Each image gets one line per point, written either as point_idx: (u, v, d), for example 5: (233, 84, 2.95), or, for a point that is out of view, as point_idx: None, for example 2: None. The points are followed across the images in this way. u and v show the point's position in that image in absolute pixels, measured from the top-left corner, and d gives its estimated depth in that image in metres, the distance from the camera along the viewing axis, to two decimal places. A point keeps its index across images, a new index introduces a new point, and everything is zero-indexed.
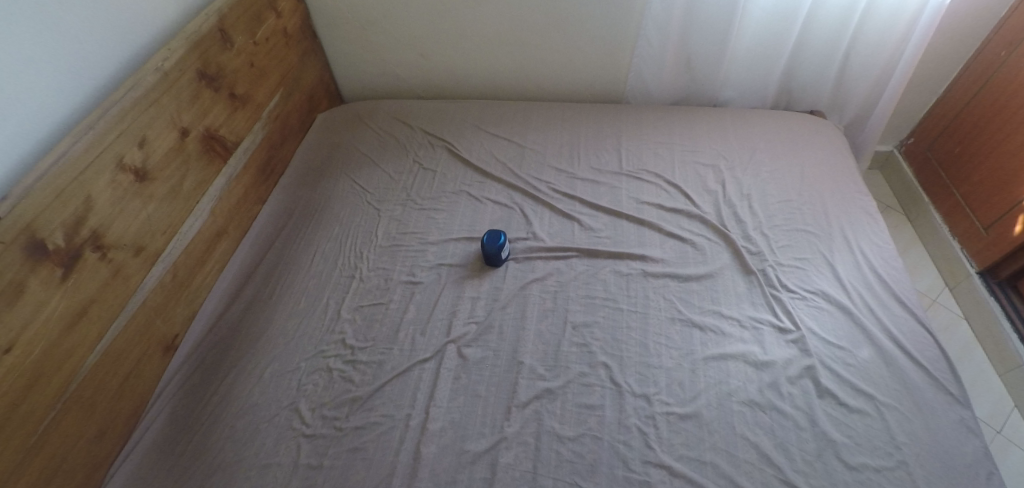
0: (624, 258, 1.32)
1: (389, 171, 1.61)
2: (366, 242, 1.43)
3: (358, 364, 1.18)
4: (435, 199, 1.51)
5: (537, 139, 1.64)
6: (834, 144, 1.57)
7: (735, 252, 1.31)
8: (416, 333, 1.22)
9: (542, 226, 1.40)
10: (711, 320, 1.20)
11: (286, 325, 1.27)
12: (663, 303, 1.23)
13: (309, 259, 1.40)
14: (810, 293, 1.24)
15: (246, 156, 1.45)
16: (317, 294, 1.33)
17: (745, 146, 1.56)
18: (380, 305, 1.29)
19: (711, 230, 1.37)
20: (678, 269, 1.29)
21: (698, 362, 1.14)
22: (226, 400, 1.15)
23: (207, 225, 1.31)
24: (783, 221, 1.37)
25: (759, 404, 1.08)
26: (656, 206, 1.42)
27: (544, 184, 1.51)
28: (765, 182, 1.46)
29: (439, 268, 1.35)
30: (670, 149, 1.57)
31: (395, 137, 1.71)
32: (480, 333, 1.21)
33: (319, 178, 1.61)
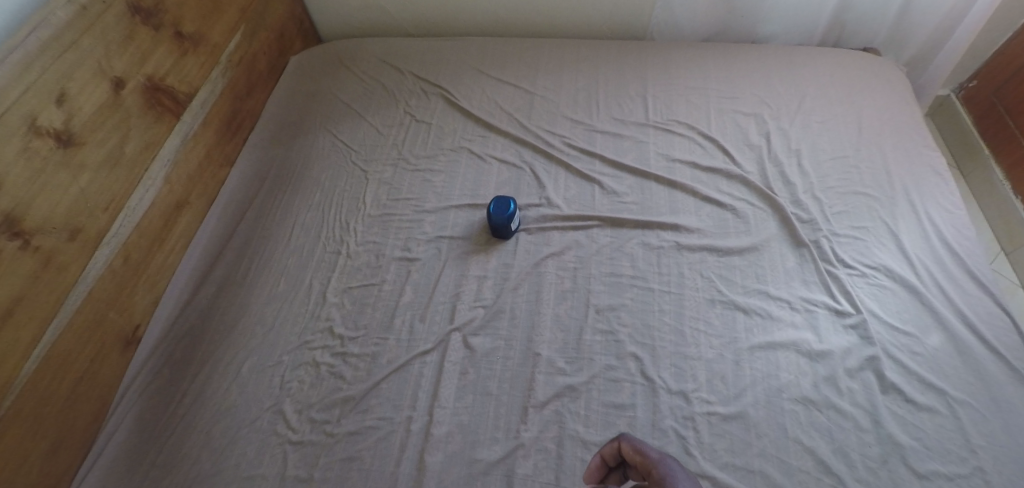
0: (654, 228, 1.13)
1: (377, 124, 1.38)
2: (353, 211, 1.23)
3: (349, 357, 1.02)
4: (431, 157, 1.31)
5: (548, 84, 1.40)
6: (895, 88, 1.35)
7: (783, 220, 1.13)
8: (414, 319, 1.06)
9: (557, 191, 1.21)
10: (756, 302, 1.03)
11: (265, 312, 1.10)
12: (700, 281, 1.06)
13: (289, 232, 1.21)
14: (870, 269, 1.07)
15: (206, 110, 1.23)
16: (299, 274, 1.15)
17: (792, 92, 1.34)
18: (371, 286, 1.11)
19: (755, 194, 1.18)
20: (717, 241, 1.11)
21: (742, 352, 0.98)
22: (200, 401, 1.00)
23: (164, 196, 1.12)
24: (839, 183, 1.19)
25: (814, 401, 0.93)
26: (689, 165, 1.23)
27: (558, 138, 1.29)
28: (815, 135, 1.26)
29: (439, 242, 1.16)
30: (704, 96, 1.35)
31: (382, 83, 1.47)
32: (488, 319, 1.04)
33: (297, 135, 1.39)
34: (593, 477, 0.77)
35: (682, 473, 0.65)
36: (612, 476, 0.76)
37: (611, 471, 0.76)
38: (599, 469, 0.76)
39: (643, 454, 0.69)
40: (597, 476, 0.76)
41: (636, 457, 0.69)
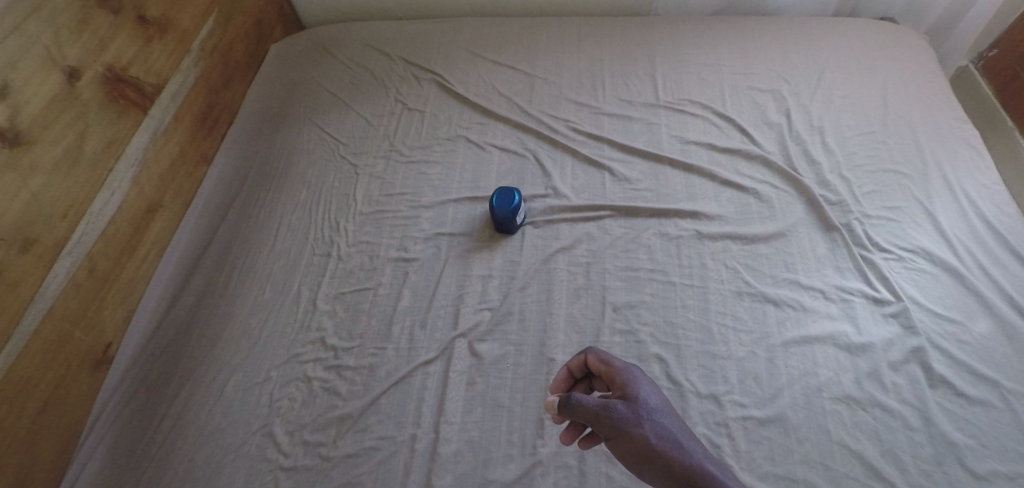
0: (671, 216, 1.04)
1: (365, 114, 1.28)
2: (342, 209, 1.13)
3: (344, 371, 0.93)
4: (425, 148, 1.21)
5: (548, 66, 1.31)
6: (920, 58, 1.26)
7: (810, 203, 1.04)
8: (414, 326, 0.96)
9: (563, 180, 1.11)
10: (787, 293, 0.95)
11: (249, 324, 1.00)
12: (725, 273, 0.97)
13: (273, 235, 1.11)
14: (907, 252, 0.99)
15: (177, 104, 1.12)
16: (286, 280, 1.05)
17: (810, 66, 1.26)
18: (365, 291, 1.02)
19: (778, 175, 1.09)
20: (740, 228, 1.02)
21: (776, 348, 0.89)
22: (181, 424, 0.90)
23: (133, 200, 1.01)
24: (866, 161, 1.11)
25: (857, 400, 0.85)
26: (705, 147, 1.14)
27: (562, 123, 1.20)
28: (838, 111, 1.18)
29: (437, 240, 1.07)
30: (716, 73, 1.26)
31: (369, 70, 1.37)
32: (496, 323, 0.95)
33: (279, 129, 1.28)
34: (559, 386, 0.79)
35: (643, 378, 0.69)
36: (579, 385, 0.79)
37: (577, 380, 0.79)
38: (566, 379, 0.78)
39: (606, 362, 0.72)
40: (563, 385, 0.78)
41: (601, 367, 0.72)
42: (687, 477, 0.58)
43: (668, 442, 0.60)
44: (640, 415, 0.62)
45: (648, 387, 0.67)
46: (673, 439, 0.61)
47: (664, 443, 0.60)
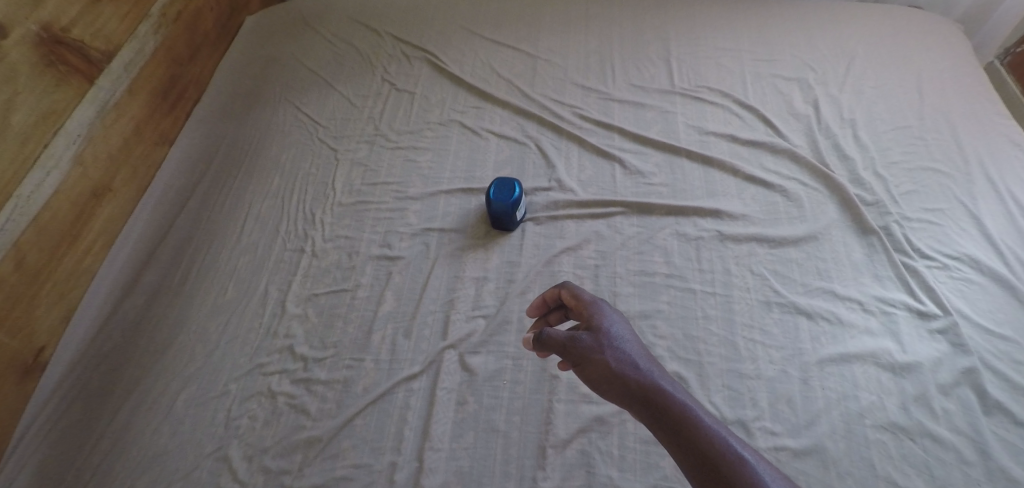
0: (690, 215, 0.93)
1: (348, 94, 1.16)
2: (319, 199, 1.00)
3: (313, 385, 0.80)
4: (415, 133, 1.08)
5: (553, 47, 1.19)
6: (955, 47, 1.16)
7: (844, 202, 0.93)
8: (397, 335, 0.84)
9: (568, 172, 0.99)
10: (821, 304, 0.83)
11: (207, 329, 0.87)
12: (751, 279, 0.86)
13: (239, 226, 0.98)
14: (952, 259, 0.88)
15: (131, 75, 0.99)
16: (251, 278, 0.92)
17: (838, 54, 1.15)
18: (341, 293, 0.89)
19: (808, 171, 0.98)
20: (768, 229, 0.91)
21: (810, 367, 0.78)
22: (120, 446, 0.77)
23: (73, 183, 0.88)
24: (902, 158, 1.00)
25: (904, 428, 0.73)
26: (726, 138, 1.02)
27: (568, 108, 1.08)
28: (870, 103, 1.07)
29: (426, 236, 0.95)
30: (737, 58, 1.15)
31: (354, 46, 1.24)
32: (491, 333, 0.83)
33: (252, 108, 1.15)
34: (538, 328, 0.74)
35: (612, 310, 0.63)
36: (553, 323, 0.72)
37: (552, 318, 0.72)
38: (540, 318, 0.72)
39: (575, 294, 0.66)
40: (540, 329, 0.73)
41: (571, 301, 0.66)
42: (645, 397, 0.52)
43: (628, 364, 0.54)
44: (602, 342, 0.57)
45: (616, 316, 0.62)
46: (635, 362, 0.55)
47: (624, 365, 0.54)
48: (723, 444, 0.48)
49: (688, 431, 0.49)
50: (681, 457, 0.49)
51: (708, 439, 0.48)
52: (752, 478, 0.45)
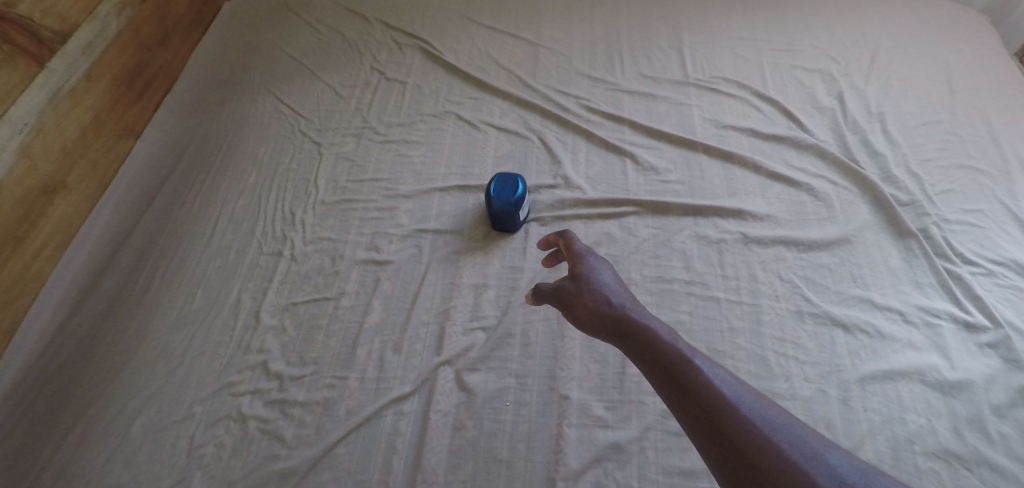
0: (710, 215, 0.84)
1: (334, 84, 1.06)
2: (299, 197, 0.91)
3: (290, 408, 0.70)
4: (406, 125, 0.99)
5: (556, 35, 1.11)
6: (983, 38, 1.09)
7: (877, 202, 0.85)
8: (385, 350, 0.74)
9: (575, 168, 0.91)
10: (859, 315, 0.75)
11: (170, 343, 0.77)
12: (781, 287, 0.77)
13: (210, 227, 0.88)
14: (998, 265, 0.79)
15: (90, 60, 0.89)
16: (221, 285, 0.82)
17: (860, 43, 1.08)
18: (323, 302, 0.79)
19: (836, 169, 0.90)
20: (796, 231, 0.82)
21: (851, 386, 0.69)
22: (65, 481, 0.66)
23: (19, 178, 0.77)
24: (936, 155, 0.92)
25: (959, 457, 0.64)
26: (746, 132, 0.94)
27: (573, 99, 1.00)
28: (898, 95, 1.00)
29: (418, 238, 0.85)
30: (753, 48, 1.08)
31: (341, 33, 1.15)
32: (491, 347, 0.74)
33: (228, 98, 1.05)
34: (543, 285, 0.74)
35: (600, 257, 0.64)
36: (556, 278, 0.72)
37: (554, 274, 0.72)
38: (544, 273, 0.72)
39: (564, 237, 0.66)
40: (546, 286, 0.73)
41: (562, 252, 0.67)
42: (615, 323, 0.53)
43: (601, 296, 0.56)
44: (582, 284, 0.58)
45: (602, 261, 0.62)
46: (612, 299, 0.55)
47: (601, 302, 0.55)
48: (681, 354, 0.48)
49: (661, 355, 0.49)
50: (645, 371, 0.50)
51: (673, 354, 0.49)
52: (716, 388, 0.45)
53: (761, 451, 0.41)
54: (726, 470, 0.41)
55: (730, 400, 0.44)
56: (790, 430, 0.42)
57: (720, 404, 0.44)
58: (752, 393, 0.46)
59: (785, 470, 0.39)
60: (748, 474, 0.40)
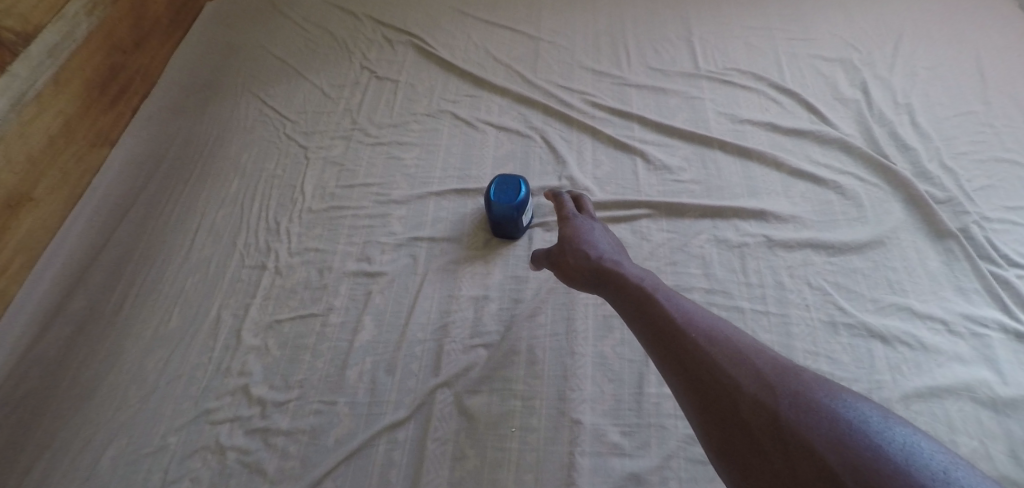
0: (729, 216, 0.78)
1: (321, 83, 1.00)
2: (285, 204, 0.85)
3: (272, 437, 0.63)
4: (398, 126, 0.93)
5: (558, 27, 1.05)
6: (1014, 21, 1.02)
7: (911, 199, 0.78)
8: (377, 371, 0.68)
9: (581, 168, 0.84)
10: (897, 325, 0.68)
11: (144, 367, 0.70)
12: (810, 295, 0.70)
13: (188, 240, 0.81)
14: None
15: (57, 63, 0.83)
16: (200, 302, 0.75)
17: (882, 30, 1.02)
18: (310, 318, 0.73)
19: (864, 164, 0.83)
20: (824, 233, 0.76)
21: (893, 405, 0.62)
22: None
23: None
24: (971, 148, 0.84)
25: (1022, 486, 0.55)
26: (764, 127, 0.88)
27: (577, 95, 0.93)
28: (925, 85, 0.93)
29: (413, 247, 0.79)
30: (768, 38, 1.01)
31: (329, 31, 1.09)
32: (494, 366, 0.67)
33: (209, 102, 0.99)
34: None
35: (593, 219, 0.70)
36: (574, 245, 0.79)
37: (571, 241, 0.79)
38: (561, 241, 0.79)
39: (557, 201, 0.72)
40: None
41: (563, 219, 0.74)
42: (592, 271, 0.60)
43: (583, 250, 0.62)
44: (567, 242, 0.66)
45: (592, 222, 0.69)
46: (591, 252, 0.63)
47: (580, 256, 0.63)
48: (642, 290, 0.54)
49: (625, 292, 0.56)
50: (618, 307, 0.56)
51: (635, 290, 0.55)
52: (667, 313, 0.51)
53: (700, 359, 0.46)
54: (675, 379, 0.47)
55: (679, 320, 0.50)
56: (731, 339, 0.47)
57: (673, 326, 0.49)
58: (705, 314, 0.50)
59: (716, 372, 0.44)
60: (690, 380, 0.46)
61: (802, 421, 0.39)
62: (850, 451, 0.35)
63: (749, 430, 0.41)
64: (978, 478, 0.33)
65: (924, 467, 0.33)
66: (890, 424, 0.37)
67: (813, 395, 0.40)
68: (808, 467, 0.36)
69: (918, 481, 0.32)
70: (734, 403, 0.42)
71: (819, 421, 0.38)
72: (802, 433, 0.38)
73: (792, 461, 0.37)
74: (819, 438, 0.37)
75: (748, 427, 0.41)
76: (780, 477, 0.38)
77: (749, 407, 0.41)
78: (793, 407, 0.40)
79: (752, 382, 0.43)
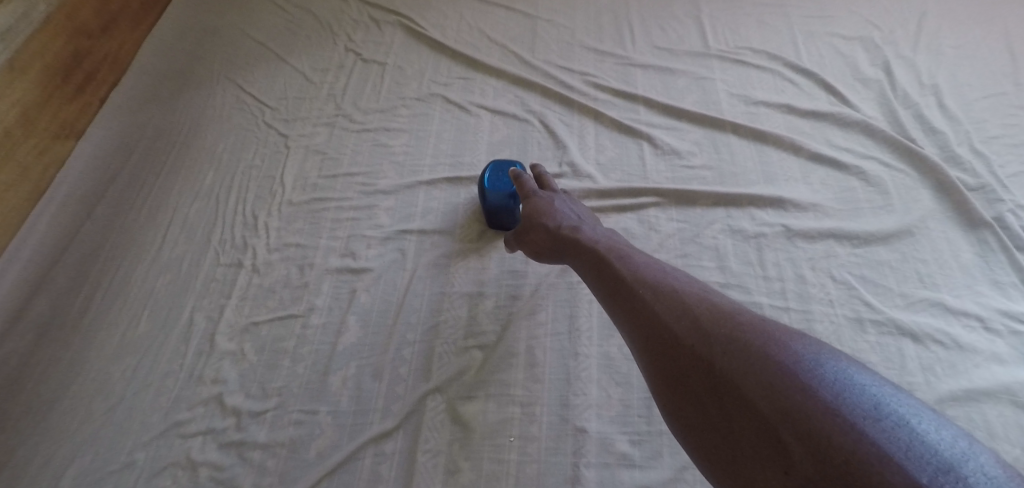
0: (744, 205, 0.72)
1: (303, 67, 0.94)
2: (264, 196, 0.79)
3: (248, 451, 0.57)
4: (386, 111, 0.87)
5: (559, 6, 0.98)
6: None
7: (940, 186, 0.72)
8: (363, 376, 0.62)
9: (583, 153, 0.78)
10: (928, 321, 0.62)
11: (109, 376, 0.63)
12: (834, 290, 0.64)
13: (160, 236, 0.75)
14: None
15: (10, 48, 0.77)
16: (172, 304, 0.69)
17: (904, 7, 0.95)
18: (289, 320, 0.67)
19: (888, 148, 0.77)
20: (848, 223, 0.70)
21: None
22: None
23: None
24: (1004, 131, 0.77)
25: None
26: (780, 109, 0.82)
27: (579, 76, 0.87)
28: (952, 64, 0.87)
29: (402, 241, 0.73)
30: (782, 15, 0.95)
31: (312, 13, 1.03)
32: (490, 370, 0.62)
33: (184, 89, 0.93)
34: None
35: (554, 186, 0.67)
36: None
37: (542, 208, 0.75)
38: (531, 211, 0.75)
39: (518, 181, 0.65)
40: None
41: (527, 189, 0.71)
42: (553, 242, 0.58)
43: (542, 220, 0.60)
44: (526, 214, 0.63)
45: (553, 189, 0.66)
46: (550, 221, 0.60)
47: (539, 227, 0.60)
48: (599, 255, 0.53)
49: (584, 259, 0.54)
50: (581, 272, 0.55)
51: (592, 256, 0.53)
52: (622, 275, 0.49)
53: (647, 316, 0.44)
54: (628, 339, 0.46)
55: (631, 280, 0.48)
56: (678, 292, 0.45)
57: (626, 287, 0.48)
58: (656, 270, 0.48)
59: (661, 328, 0.43)
60: (641, 341, 0.44)
61: (738, 370, 0.37)
62: (782, 396, 0.34)
63: (692, 384, 0.39)
64: (910, 410, 0.31)
65: (854, 405, 0.31)
66: (827, 362, 0.35)
67: (751, 338, 0.38)
68: (746, 417, 0.35)
69: (847, 418, 0.31)
70: (676, 356, 0.41)
71: (755, 367, 0.36)
72: (738, 382, 0.36)
73: (731, 410, 0.36)
74: (753, 385, 0.35)
75: (691, 381, 0.39)
76: (722, 430, 0.36)
77: (689, 360, 0.40)
78: (729, 354, 0.38)
79: (693, 334, 0.41)
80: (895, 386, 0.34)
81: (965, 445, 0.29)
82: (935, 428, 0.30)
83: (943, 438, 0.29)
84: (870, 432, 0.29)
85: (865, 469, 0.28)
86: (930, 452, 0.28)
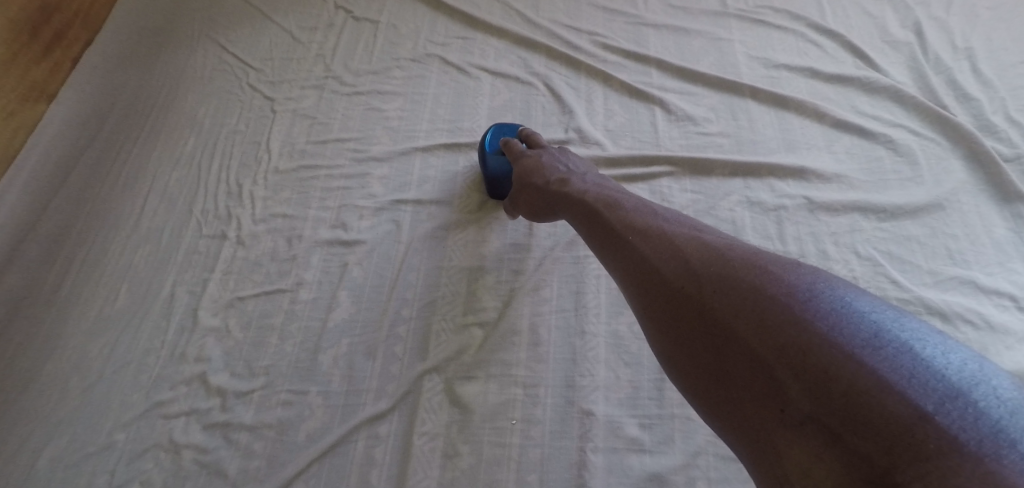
0: (764, 175, 0.67)
1: (290, 26, 0.88)
2: (250, 164, 0.74)
3: (233, 433, 0.54)
4: (379, 73, 0.81)
5: None
6: None
7: (974, 156, 0.67)
8: (355, 355, 0.58)
9: (591, 119, 0.73)
10: (959, 300, 0.57)
11: (85, 354, 0.60)
12: (859, 266, 0.60)
13: (138, 206, 0.71)
14: None
15: None
16: (152, 278, 0.65)
17: None
18: (276, 295, 0.63)
19: (917, 116, 0.72)
20: (874, 195, 0.65)
21: None
22: None
23: None
24: None
25: None
26: (802, 73, 0.76)
27: (588, 37, 0.81)
28: (987, 27, 0.81)
29: (397, 212, 0.68)
30: None
31: None
32: (490, 349, 0.58)
33: (161, 49, 0.87)
34: None
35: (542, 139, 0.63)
36: None
37: None
38: None
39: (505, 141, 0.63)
40: None
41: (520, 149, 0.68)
42: (545, 199, 0.55)
43: (531, 178, 0.58)
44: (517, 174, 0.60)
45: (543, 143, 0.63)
46: (540, 176, 0.57)
47: (530, 186, 0.58)
48: (587, 204, 0.49)
49: (573, 209, 0.51)
50: (570, 219, 0.52)
51: (580, 206, 0.50)
52: (610, 221, 0.46)
53: (636, 262, 0.41)
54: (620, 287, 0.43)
55: (619, 226, 0.45)
56: (667, 232, 0.41)
57: (615, 235, 0.44)
58: (644, 212, 0.45)
59: (649, 272, 0.40)
60: (632, 289, 0.41)
61: (726, 308, 0.33)
62: (772, 330, 0.30)
63: (682, 328, 0.36)
64: (913, 334, 0.28)
65: (851, 333, 0.28)
66: (822, 288, 0.32)
67: (739, 272, 0.34)
68: (737, 357, 0.32)
69: (842, 348, 0.27)
70: (665, 301, 0.38)
71: (743, 302, 0.33)
72: (728, 321, 0.33)
73: (721, 352, 0.33)
74: (743, 321, 0.32)
75: (681, 324, 0.36)
76: (715, 373, 0.33)
77: (678, 304, 0.37)
78: (717, 291, 0.34)
79: (681, 275, 0.37)
80: (895, 307, 0.31)
81: (975, 367, 0.26)
82: (941, 353, 0.27)
83: (950, 363, 0.26)
84: (870, 361, 0.26)
85: (864, 401, 0.25)
86: (935, 379, 0.25)
